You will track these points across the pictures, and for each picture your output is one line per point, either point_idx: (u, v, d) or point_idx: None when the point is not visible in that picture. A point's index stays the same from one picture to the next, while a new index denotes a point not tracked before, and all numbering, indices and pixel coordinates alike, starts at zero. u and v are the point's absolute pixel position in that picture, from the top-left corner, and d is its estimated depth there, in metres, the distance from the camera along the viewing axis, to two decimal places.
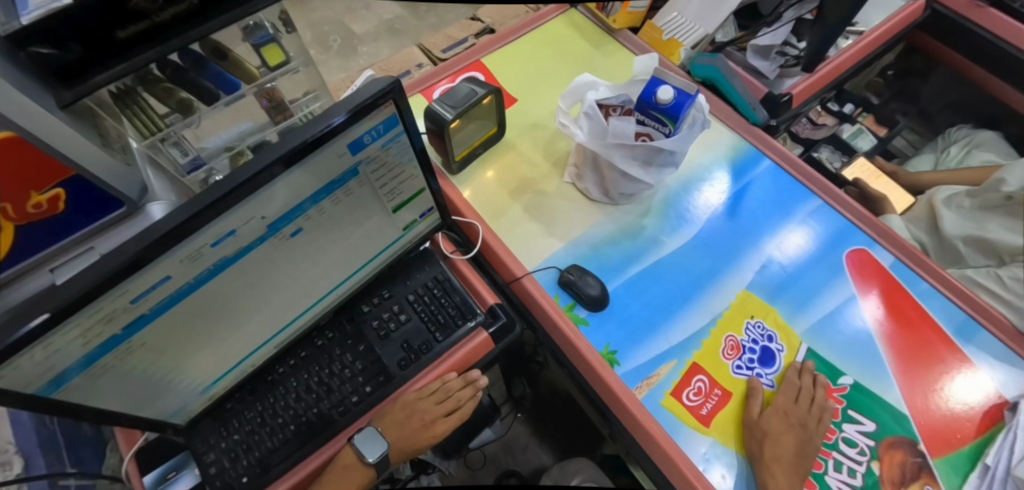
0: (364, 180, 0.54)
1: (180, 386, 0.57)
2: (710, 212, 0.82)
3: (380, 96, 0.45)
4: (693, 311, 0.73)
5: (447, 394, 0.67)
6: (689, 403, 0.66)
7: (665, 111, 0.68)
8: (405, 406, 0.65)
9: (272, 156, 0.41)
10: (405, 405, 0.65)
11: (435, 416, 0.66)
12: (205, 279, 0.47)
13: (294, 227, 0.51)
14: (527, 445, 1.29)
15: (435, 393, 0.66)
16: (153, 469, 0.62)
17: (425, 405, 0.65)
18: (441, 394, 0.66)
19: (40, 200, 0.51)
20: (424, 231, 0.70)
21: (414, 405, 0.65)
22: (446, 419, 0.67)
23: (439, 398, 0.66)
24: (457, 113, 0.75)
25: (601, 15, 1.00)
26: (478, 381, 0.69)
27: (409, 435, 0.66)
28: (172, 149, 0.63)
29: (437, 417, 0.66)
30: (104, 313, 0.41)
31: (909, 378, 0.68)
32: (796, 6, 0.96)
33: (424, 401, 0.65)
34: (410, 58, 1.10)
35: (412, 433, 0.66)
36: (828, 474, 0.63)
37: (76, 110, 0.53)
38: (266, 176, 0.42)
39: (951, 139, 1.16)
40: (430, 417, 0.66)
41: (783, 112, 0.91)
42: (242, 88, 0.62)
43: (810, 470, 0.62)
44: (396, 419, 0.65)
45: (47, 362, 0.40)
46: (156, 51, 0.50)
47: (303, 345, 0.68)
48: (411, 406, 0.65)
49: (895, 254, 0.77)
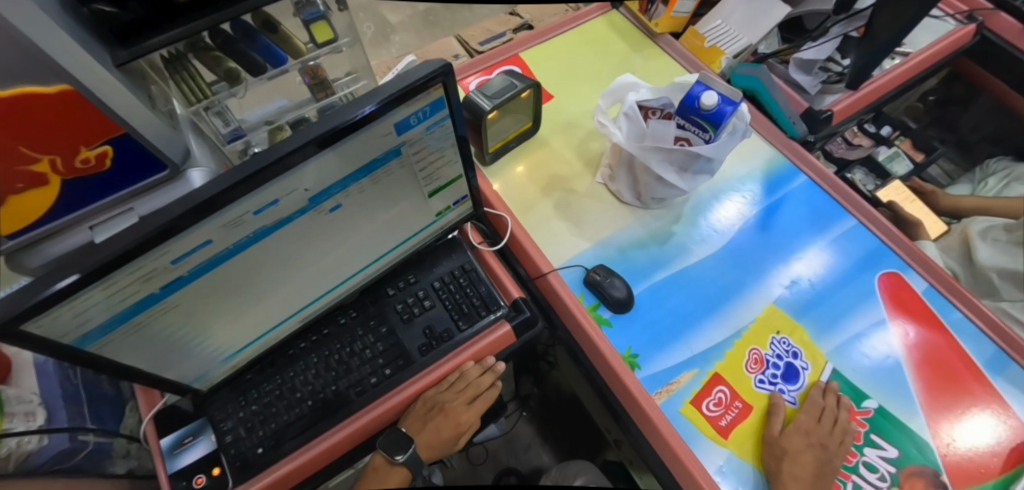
0: (405, 161, 0.54)
1: (206, 351, 0.57)
2: (741, 223, 0.81)
3: (431, 78, 0.45)
4: (718, 322, 0.72)
5: (467, 383, 0.67)
6: (708, 413, 0.65)
7: (709, 117, 0.67)
8: (427, 402, 0.66)
9: (306, 136, 0.42)
10: (427, 401, 0.66)
11: (457, 404, 0.67)
12: (245, 245, 0.47)
13: (333, 202, 0.51)
14: (529, 445, 1.28)
15: (456, 383, 0.67)
16: (170, 433, 0.63)
17: (447, 397, 0.66)
18: (461, 384, 0.67)
19: (88, 156, 0.50)
20: (455, 219, 0.70)
21: (435, 398, 0.66)
22: (468, 409, 0.68)
23: (460, 387, 0.67)
24: (495, 104, 0.75)
25: (644, 17, 0.99)
26: (495, 366, 0.68)
27: (433, 430, 0.67)
28: (215, 118, 0.62)
29: (461, 407, 0.67)
30: (144, 271, 0.41)
31: (935, 407, 0.67)
32: (844, 22, 0.95)
33: (446, 392, 0.66)
34: (448, 48, 1.10)
35: (438, 428, 0.67)
36: None
37: (131, 71, 0.52)
38: (299, 156, 0.42)
39: (988, 169, 1.12)
40: (451, 406, 0.67)
41: (822, 128, 0.90)
42: (289, 62, 0.62)
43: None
44: (418, 416, 0.66)
45: (82, 315, 0.41)
46: (209, 19, 0.51)
47: (326, 322, 0.69)
48: (434, 400, 0.66)
49: (928, 280, 0.76)
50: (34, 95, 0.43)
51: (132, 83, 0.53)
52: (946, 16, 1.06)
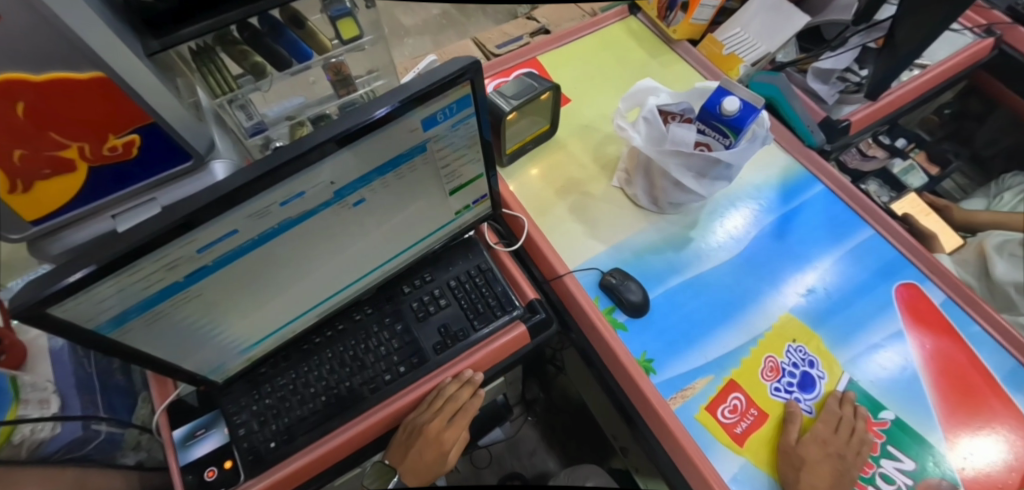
0: (429, 157, 0.54)
1: (224, 341, 0.57)
2: (758, 231, 0.80)
3: (459, 75, 0.45)
4: (734, 328, 0.71)
5: (446, 399, 0.66)
6: (723, 420, 0.64)
7: (728, 122, 0.67)
8: (407, 426, 0.66)
9: (327, 134, 0.42)
10: (406, 427, 0.66)
11: (439, 425, 0.66)
12: (270, 236, 0.48)
13: (357, 196, 0.51)
14: (534, 450, 1.27)
15: (434, 401, 0.66)
16: (183, 425, 0.62)
17: (425, 417, 0.65)
18: (440, 401, 0.65)
19: (116, 144, 0.50)
20: (472, 219, 0.70)
21: (414, 421, 0.66)
22: (450, 428, 0.67)
23: (439, 405, 0.65)
24: (515, 106, 0.75)
25: (661, 24, 0.99)
26: (473, 379, 0.66)
27: (416, 455, 0.66)
28: (239, 112, 0.63)
29: (441, 425, 0.66)
30: (170, 259, 0.41)
31: (954, 420, 0.66)
32: (863, 33, 0.96)
33: (424, 413, 0.65)
34: (464, 50, 1.11)
35: (421, 452, 0.66)
36: None
37: (161, 62, 0.53)
38: (317, 154, 0.42)
39: (1004, 184, 1.12)
40: (431, 427, 0.65)
41: (839, 138, 0.90)
42: (313, 58, 0.62)
43: None
44: (400, 442, 0.66)
45: (109, 301, 0.41)
46: (241, 12, 0.51)
47: (342, 318, 0.69)
48: (412, 425, 0.66)
49: (946, 292, 0.75)
50: (65, 80, 0.43)
51: (161, 73, 0.53)
52: (965, 29, 1.06)
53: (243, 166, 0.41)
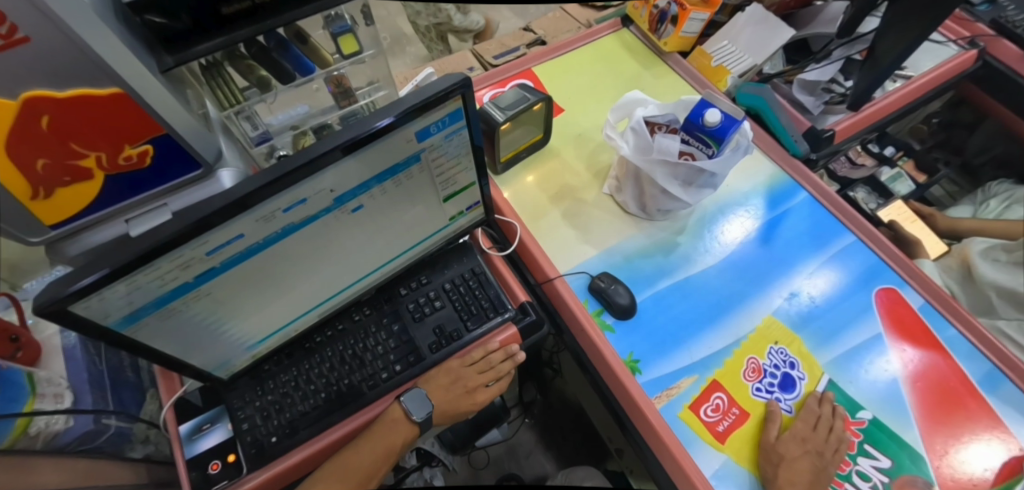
0: (425, 166, 0.57)
1: (230, 339, 0.60)
2: (744, 237, 0.83)
3: (452, 90, 0.49)
4: (718, 330, 0.74)
5: (490, 366, 0.70)
6: (706, 418, 0.67)
7: (711, 133, 0.71)
8: (450, 372, 0.69)
9: (335, 142, 0.45)
10: (450, 372, 0.69)
11: (477, 385, 0.69)
12: (273, 240, 0.51)
13: (356, 203, 0.54)
14: (531, 452, 1.27)
15: (479, 361, 0.70)
16: (189, 420, 0.65)
17: (467, 373, 0.69)
18: (483, 365, 0.70)
19: (131, 154, 0.53)
20: (467, 224, 0.73)
21: (458, 371, 0.69)
22: (487, 389, 0.70)
23: (481, 362, 0.70)
24: (508, 116, 0.79)
25: (653, 37, 1.03)
26: (518, 356, 0.71)
27: (451, 401, 0.69)
28: (245, 122, 0.67)
29: (479, 385, 0.69)
30: (182, 259, 0.45)
31: (931, 421, 0.68)
32: (846, 45, 0.99)
33: (467, 368, 0.69)
34: (463, 61, 1.15)
35: (454, 401, 0.69)
36: (852, 480, 0.65)
37: (174, 78, 0.57)
38: (327, 160, 0.45)
39: (989, 192, 1.15)
40: (472, 385, 0.69)
41: (824, 147, 0.93)
42: (316, 72, 0.66)
43: (837, 470, 0.65)
44: (441, 384, 0.69)
45: (126, 297, 0.44)
46: (251, 30, 0.55)
47: (342, 318, 0.71)
48: (456, 372, 0.69)
49: (925, 297, 0.77)
50: (88, 96, 0.47)
51: (173, 87, 0.56)
52: (948, 41, 1.08)
53: (252, 174, 0.44)
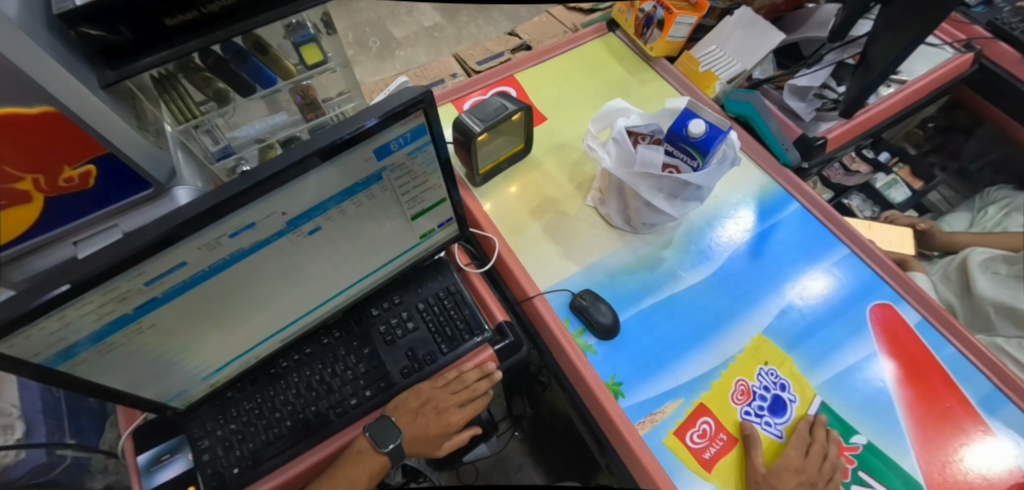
0: (387, 185, 0.54)
1: (186, 369, 0.56)
2: (732, 250, 0.80)
3: (412, 105, 0.46)
4: (705, 351, 0.71)
5: (464, 385, 0.67)
6: (692, 445, 0.63)
7: (696, 144, 0.69)
8: (420, 395, 0.66)
9: (309, 148, 0.42)
10: (420, 395, 0.65)
11: (449, 405, 0.66)
12: (221, 268, 0.47)
13: (313, 224, 0.51)
14: (521, 465, 1.20)
15: (452, 382, 0.67)
16: (148, 449, 0.62)
17: (440, 394, 0.66)
18: (457, 385, 0.67)
19: (72, 175, 0.50)
20: (442, 241, 0.70)
21: (429, 393, 0.66)
22: (461, 410, 0.67)
23: (455, 387, 0.67)
24: (486, 127, 0.75)
25: (639, 41, 1.00)
26: (494, 374, 0.68)
27: (422, 425, 0.66)
28: (204, 137, 0.62)
29: (453, 407, 0.66)
30: (117, 292, 0.41)
31: (928, 445, 0.65)
32: (838, 50, 0.98)
33: (440, 390, 0.66)
34: (446, 67, 1.12)
35: (426, 424, 0.66)
36: None
37: (121, 92, 0.54)
38: (300, 168, 0.43)
39: (988, 198, 1.13)
40: (444, 405, 0.66)
41: (816, 155, 0.90)
42: (279, 83, 0.64)
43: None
44: (410, 408, 0.65)
45: (57, 334, 0.41)
46: (199, 41, 0.51)
47: (310, 341, 0.68)
48: (427, 393, 0.66)
49: (922, 313, 0.74)
50: (17, 116, 0.43)
51: (120, 103, 0.53)
52: (944, 44, 1.04)
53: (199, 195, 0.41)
